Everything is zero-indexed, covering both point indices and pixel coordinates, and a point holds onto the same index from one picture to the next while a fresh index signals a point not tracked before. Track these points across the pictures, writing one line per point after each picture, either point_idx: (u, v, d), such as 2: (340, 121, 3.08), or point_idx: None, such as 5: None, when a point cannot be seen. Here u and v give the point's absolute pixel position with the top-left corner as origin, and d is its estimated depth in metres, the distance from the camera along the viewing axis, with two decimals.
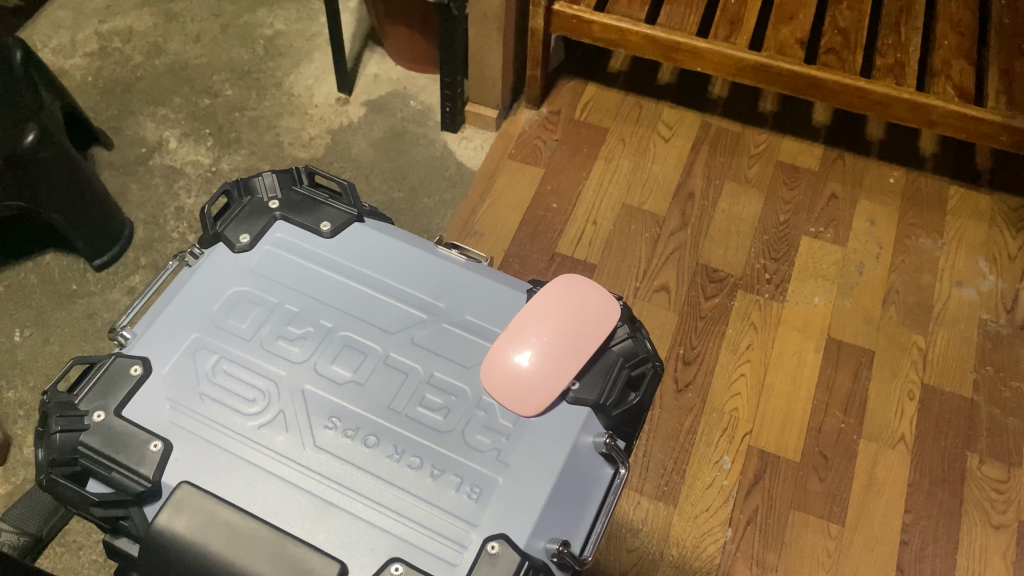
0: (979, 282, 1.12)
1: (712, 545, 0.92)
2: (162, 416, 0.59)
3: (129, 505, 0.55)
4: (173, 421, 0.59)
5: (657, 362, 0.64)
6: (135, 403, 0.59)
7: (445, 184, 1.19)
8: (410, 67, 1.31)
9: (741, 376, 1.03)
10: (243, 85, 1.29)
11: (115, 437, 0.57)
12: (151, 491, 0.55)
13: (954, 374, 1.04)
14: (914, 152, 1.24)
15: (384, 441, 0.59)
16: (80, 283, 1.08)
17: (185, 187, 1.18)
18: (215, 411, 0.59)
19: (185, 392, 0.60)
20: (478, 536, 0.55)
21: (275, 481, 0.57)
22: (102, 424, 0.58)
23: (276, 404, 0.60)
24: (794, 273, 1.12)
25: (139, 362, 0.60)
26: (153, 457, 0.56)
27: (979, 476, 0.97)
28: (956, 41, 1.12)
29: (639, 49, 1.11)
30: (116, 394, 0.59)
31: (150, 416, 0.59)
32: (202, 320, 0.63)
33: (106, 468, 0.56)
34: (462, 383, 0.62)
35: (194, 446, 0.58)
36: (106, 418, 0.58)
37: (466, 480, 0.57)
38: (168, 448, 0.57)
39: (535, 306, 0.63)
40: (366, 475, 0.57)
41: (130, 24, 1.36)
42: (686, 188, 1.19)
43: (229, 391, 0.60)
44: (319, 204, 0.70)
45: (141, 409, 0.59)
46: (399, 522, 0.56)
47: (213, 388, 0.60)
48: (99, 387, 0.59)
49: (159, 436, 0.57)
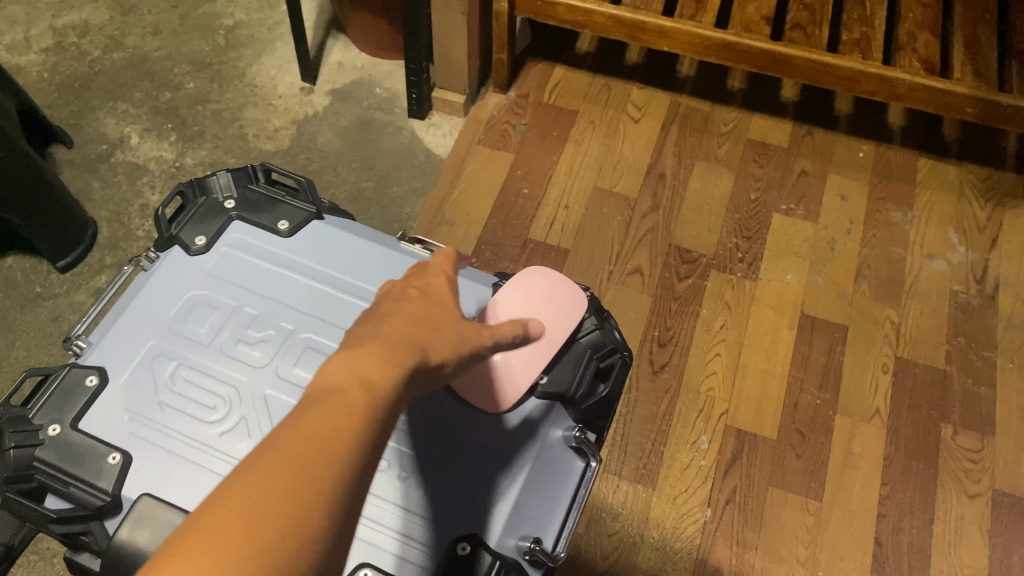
0: (948, 254, 1.12)
1: (692, 526, 0.92)
2: (120, 428, 0.58)
3: (89, 520, 0.55)
4: (132, 432, 0.58)
5: (625, 353, 0.66)
6: (91, 415, 0.59)
7: (414, 172, 1.18)
8: (375, 54, 1.29)
9: (717, 356, 1.03)
10: (204, 77, 1.27)
11: (72, 451, 0.56)
12: (111, 505, 0.55)
13: (927, 346, 1.05)
14: (882, 125, 1.24)
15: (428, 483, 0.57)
16: (44, 285, 1.06)
17: (149, 184, 1.16)
18: (377, 512, 0.56)
19: (143, 402, 0.59)
20: (447, 535, 0.56)
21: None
22: (58, 438, 0.57)
23: (438, 505, 0.57)
24: (766, 251, 1.12)
25: (95, 372, 0.59)
26: (112, 470, 0.56)
27: (953, 447, 0.98)
28: (921, 14, 1.11)
29: (605, 30, 1.09)
30: (72, 406, 0.58)
31: (108, 428, 0.58)
32: (159, 327, 0.62)
33: (63, 483, 0.55)
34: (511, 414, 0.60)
35: (154, 456, 0.57)
36: (62, 432, 0.57)
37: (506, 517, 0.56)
38: (127, 459, 0.56)
39: (509, 299, 0.63)
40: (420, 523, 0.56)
41: (86, 17, 1.33)
42: (657, 168, 1.19)
43: (390, 491, 0.57)
44: (276, 202, 0.69)
45: (98, 421, 0.58)
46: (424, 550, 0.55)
47: (172, 397, 0.60)
48: (54, 401, 0.58)
49: (118, 448, 0.57)
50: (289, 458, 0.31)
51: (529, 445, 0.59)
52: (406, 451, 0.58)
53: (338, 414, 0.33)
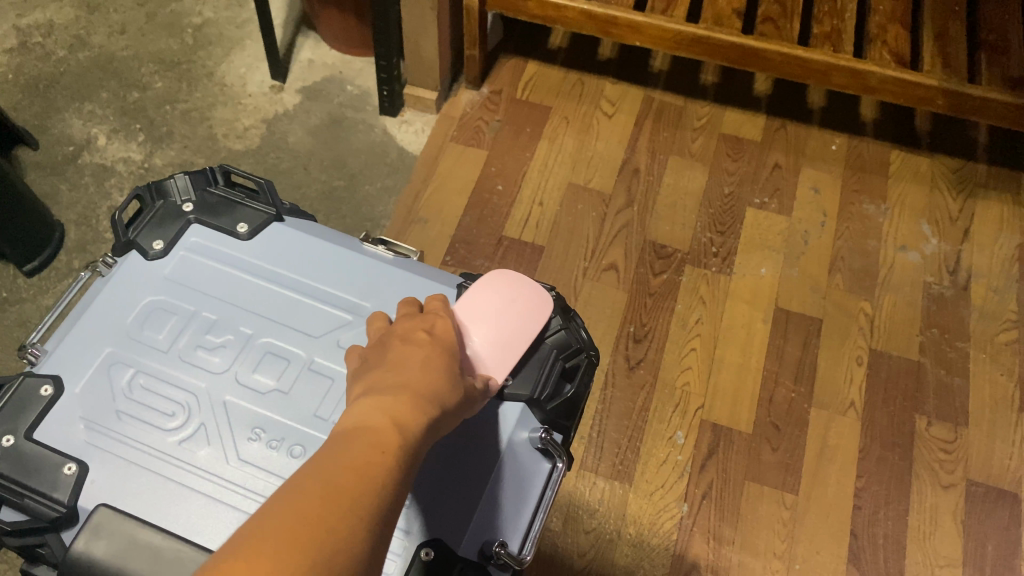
0: (922, 246, 1.13)
1: (669, 521, 0.92)
2: (77, 438, 0.57)
3: (45, 533, 0.54)
4: (88, 442, 0.57)
5: (590, 353, 0.66)
6: (46, 425, 0.57)
7: (387, 170, 1.17)
8: (345, 51, 1.28)
9: (692, 351, 1.03)
10: (172, 76, 1.25)
11: (25, 462, 0.55)
12: (67, 516, 0.54)
13: (901, 338, 1.05)
14: (855, 118, 1.25)
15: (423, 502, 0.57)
16: (10, 290, 1.04)
17: (117, 185, 1.14)
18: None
19: (100, 411, 0.58)
20: (411, 543, 0.55)
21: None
22: (12, 449, 0.56)
23: (430, 520, 0.56)
24: (740, 245, 1.12)
25: (50, 382, 0.58)
26: (67, 482, 0.54)
27: (927, 438, 0.98)
28: (891, 6, 1.12)
29: (577, 25, 1.09)
30: (26, 416, 0.57)
31: (62, 438, 0.57)
32: (115, 334, 0.61)
33: (18, 495, 0.54)
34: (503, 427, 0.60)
35: (112, 465, 0.56)
36: (15, 442, 0.56)
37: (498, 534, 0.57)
38: (83, 471, 0.55)
39: (487, 299, 0.62)
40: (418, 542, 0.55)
41: (50, 17, 1.31)
42: (631, 164, 1.18)
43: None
44: (235, 205, 0.68)
45: (53, 431, 0.57)
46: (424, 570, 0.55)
47: (130, 404, 0.59)
48: (7, 411, 0.57)
49: (74, 458, 0.56)
50: (337, 480, 0.40)
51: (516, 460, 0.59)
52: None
53: (371, 453, 0.43)
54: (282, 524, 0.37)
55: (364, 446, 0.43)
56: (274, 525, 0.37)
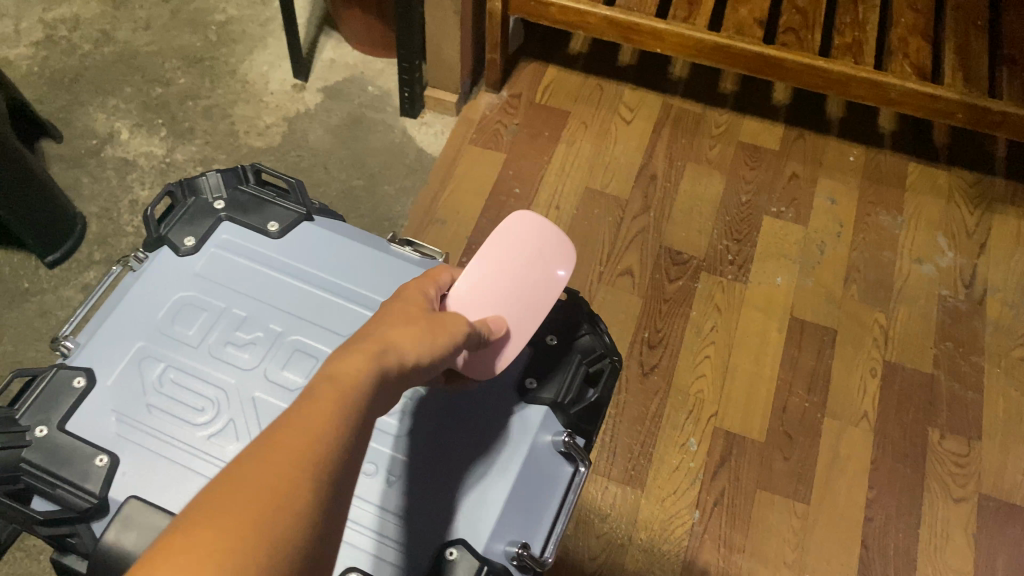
0: (937, 258, 1.13)
1: (680, 527, 0.92)
2: (108, 430, 0.58)
3: (75, 522, 0.55)
4: (120, 434, 0.58)
5: (614, 358, 0.67)
6: (78, 417, 0.58)
7: (406, 170, 1.18)
8: (367, 52, 1.29)
9: (706, 358, 1.04)
10: (195, 73, 1.26)
11: (58, 453, 0.56)
12: (98, 507, 0.55)
13: (915, 350, 1.05)
14: (873, 129, 1.25)
15: (409, 481, 0.58)
16: (32, 281, 1.06)
17: (139, 179, 1.15)
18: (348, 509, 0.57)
19: (131, 404, 0.59)
20: (437, 544, 0.56)
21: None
22: (45, 439, 0.56)
23: (413, 503, 0.58)
24: (756, 253, 1.12)
25: (82, 373, 0.59)
26: (99, 473, 0.55)
27: (940, 451, 0.98)
28: (912, 19, 1.12)
29: (598, 31, 1.10)
30: (59, 408, 0.58)
31: (95, 431, 0.58)
32: (146, 328, 0.62)
33: (50, 485, 0.55)
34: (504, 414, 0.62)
35: (143, 459, 0.57)
36: (49, 433, 0.57)
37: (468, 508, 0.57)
38: (114, 463, 0.56)
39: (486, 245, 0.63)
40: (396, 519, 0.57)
41: (76, 11, 1.32)
42: (649, 170, 1.19)
43: (365, 488, 0.58)
44: (266, 203, 0.69)
45: (85, 423, 0.58)
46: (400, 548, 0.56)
47: (160, 398, 0.60)
48: (40, 401, 0.58)
49: (105, 450, 0.57)
50: (288, 445, 0.34)
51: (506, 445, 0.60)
52: (393, 454, 0.59)
53: (326, 413, 0.37)
54: (226, 504, 0.31)
55: (323, 403, 0.37)
56: (217, 506, 0.31)
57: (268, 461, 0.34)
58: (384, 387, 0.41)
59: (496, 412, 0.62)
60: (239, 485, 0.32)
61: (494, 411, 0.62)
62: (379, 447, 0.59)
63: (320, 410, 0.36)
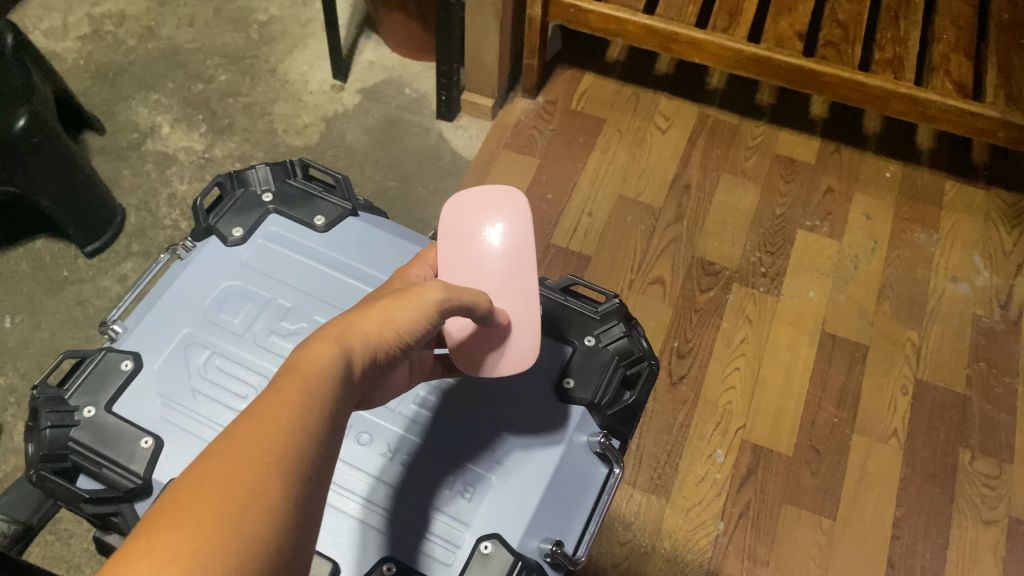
0: (973, 278, 1.12)
1: (704, 539, 0.92)
2: (153, 413, 0.60)
3: (120, 502, 0.57)
4: (165, 418, 0.60)
5: (652, 361, 0.67)
6: (125, 399, 0.61)
7: (440, 173, 1.18)
8: (406, 55, 1.30)
9: (736, 370, 1.03)
10: (236, 70, 1.28)
11: (106, 434, 0.58)
12: (143, 488, 0.57)
13: (948, 369, 1.04)
14: (910, 146, 1.24)
15: (419, 461, 0.60)
16: (71, 269, 1.07)
17: (177, 173, 1.17)
18: (350, 480, 0.59)
19: (177, 389, 0.61)
20: (472, 536, 0.57)
21: (405, 553, 0.57)
22: (93, 420, 0.59)
23: (415, 480, 0.59)
24: (789, 266, 1.12)
25: (130, 357, 0.62)
26: (144, 454, 0.58)
27: (970, 472, 0.97)
28: (955, 36, 1.11)
29: (637, 39, 1.10)
30: (107, 389, 0.60)
31: (141, 413, 0.60)
32: (194, 315, 0.65)
33: (96, 465, 0.57)
34: (537, 409, 0.63)
35: (188, 443, 0.59)
36: (96, 414, 0.59)
37: (473, 490, 0.59)
38: (159, 445, 0.58)
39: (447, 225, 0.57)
40: (403, 496, 0.59)
41: (122, 7, 1.35)
42: (683, 180, 1.19)
43: (370, 463, 0.60)
44: (313, 198, 0.72)
45: (131, 405, 0.60)
46: (403, 524, 0.58)
47: (205, 384, 0.62)
48: (89, 382, 0.60)
49: (151, 433, 0.59)
50: (255, 435, 0.32)
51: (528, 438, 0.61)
52: (403, 433, 0.61)
53: (296, 400, 0.35)
54: (193, 501, 0.29)
55: (290, 395, 0.35)
56: (183, 502, 0.29)
57: (236, 454, 0.32)
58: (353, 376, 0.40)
59: (512, 404, 0.63)
60: (207, 480, 0.30)
61: (509, 403, 0.63)
62: (392, 428, 0.62)
63: (288, 396, 0.35)
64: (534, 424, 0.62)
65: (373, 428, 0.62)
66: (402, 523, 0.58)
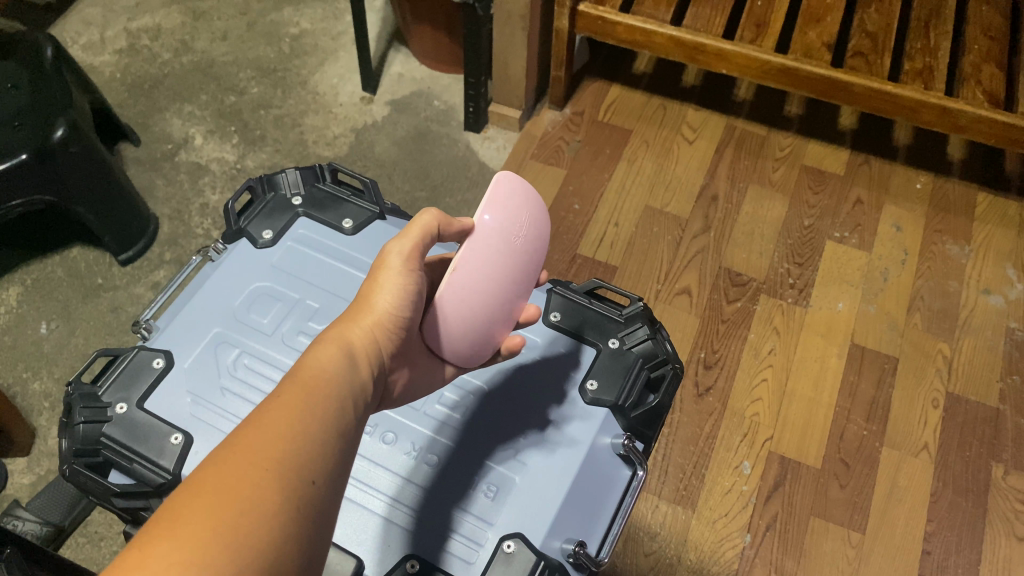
0: (1006, 290, 1.10)
1: (730, 551, 0.91)
2: (183, 410, 0.61)
3: (149, 497, 0.58)
4: (194, 414, 0.61)
5: (676, 364, 0.67)
6: (156, 395, 0.62)
7: (468, 183, 1.19)
8: (435, 67, 1.31)
9: (763, 381, 1.02)
10: (268, 83, 1.30)
11: (137, 430, 0.60)
12: (171, 483, 0.58)
13: (980, 383, 1.03)
14: (941, 157, 1.23)
15: (444, 460, 0.61)
16: (106, 277, 1.09)
17: (210, 183, 1.19)
18: (377, 479, 0.60)
19: (206, 386, 0.63)
20: (494, 535, 0.58)
21: (429, 551, 0.57)
22: (125, 416, 0.60)
23: (441, 481, 0.60)
24: (818, 278, 1.11)
25: (161, 355, 0.63)
26: (174, 450, 0.59)
27: (1004, 487, 0.96)
28: (986, 46, 1.10)
29: (663, 50, 1.10)
30: (138, 386, 0.62)
31: (172, 409, 0.61)
32: (224, 316, 0.66)
33: (128, 460, 0.59)
34: (561, 412, 0.63)
35: (215, 439, 0.60)
36: (128, 410, 0.61)
37: (499, 489, 0.59)
38: (188, 441, 0.59)
39: (499, 198, 0.55)
40: (429, 493, 0.59)
41: (158, 21, 1.38)
42: (710, 190, 1.19)
43: (397, 463, 0.60)
44: (340, 201, 0.73)
45: (162, 402, 0.62)
46: (429, 523, 0.58)
47: (233, 382, 0.63)
48: (122, 379, 0.62)
49: (180, 429, 0.60)
50: (254, 445, 0.37)
51: (553, 440, 0.62)
52: (431, 434, 0.62)
53: (294, 409, 0.40)
54: (189, 508, 0.34)
55: (289, 399, 0.40)
56: (180, 510, 0.34)
57: (233, 464, 0.36)
58: (357, 373, 0.45)
59: (539, 405, 0.63)
60: (206, 491, 0.35)
61: (536, 405, 0.64)
62: (421, 429, 0.62)
63: (288, 406, 0.40)
64: (559, 425, 0.62)
65: (398, 428, 0.62)
66: (427, 522, 0.58)
